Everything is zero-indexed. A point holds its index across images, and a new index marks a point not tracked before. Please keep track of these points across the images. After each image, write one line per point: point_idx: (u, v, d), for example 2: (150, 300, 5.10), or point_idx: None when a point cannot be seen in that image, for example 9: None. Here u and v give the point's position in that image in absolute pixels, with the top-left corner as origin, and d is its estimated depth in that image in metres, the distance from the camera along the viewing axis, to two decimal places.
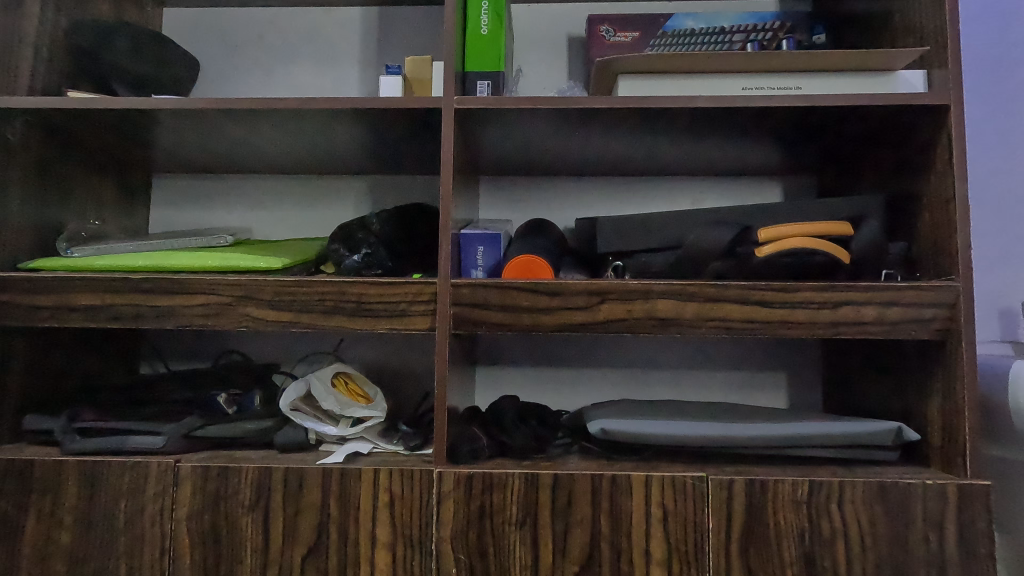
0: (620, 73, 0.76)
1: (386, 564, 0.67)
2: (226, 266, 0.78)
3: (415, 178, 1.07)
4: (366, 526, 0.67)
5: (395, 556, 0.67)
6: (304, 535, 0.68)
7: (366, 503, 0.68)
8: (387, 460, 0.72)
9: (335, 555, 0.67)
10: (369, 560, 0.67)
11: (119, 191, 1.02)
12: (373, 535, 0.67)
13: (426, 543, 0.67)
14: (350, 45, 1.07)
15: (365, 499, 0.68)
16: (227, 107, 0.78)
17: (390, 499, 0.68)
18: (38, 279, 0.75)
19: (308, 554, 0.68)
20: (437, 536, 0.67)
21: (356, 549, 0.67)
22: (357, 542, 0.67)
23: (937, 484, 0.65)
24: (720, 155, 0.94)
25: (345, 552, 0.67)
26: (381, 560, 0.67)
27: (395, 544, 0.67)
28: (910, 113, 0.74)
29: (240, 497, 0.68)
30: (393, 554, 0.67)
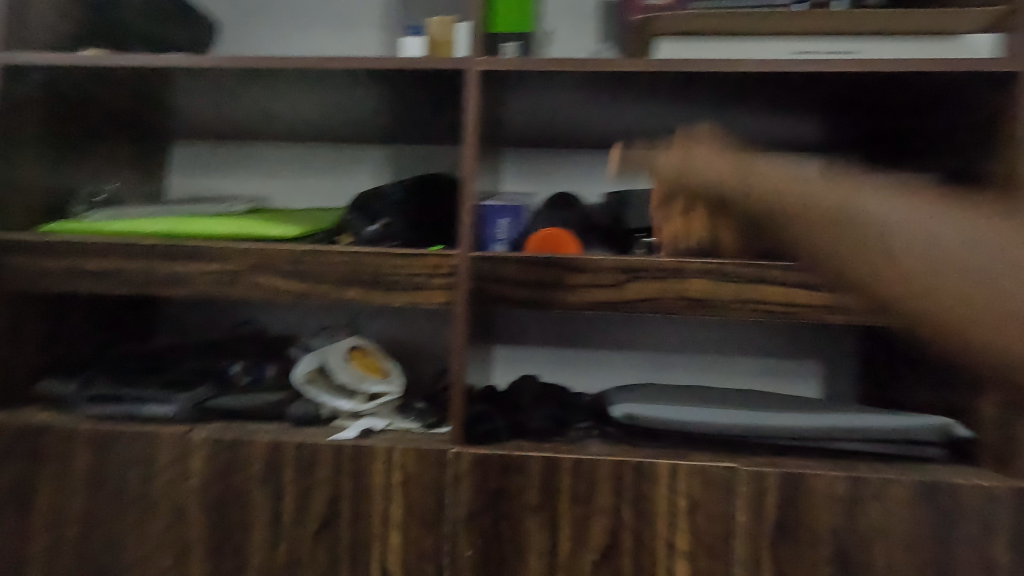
0: (659, 35, 0.70)
1: (398, 545, 0.65)
2: (239, 233, 0.75)
3: (436, 147, 1.03)
4: (379, 504, 0.65)
5: (407, 536, 0.65)
6: (314, 510, 0.66)
7: (379, 480, 0.65)
8: (401, 435, 0.70)
9: (346, 533, 0.66)
10: (381, 539, 0.65)
11: (135, 155, 1.00)
12: (386, 514, 0.65)
13: (440, 525, 0.65)
14: (371, 8, 1.02)
15: (377, 477, 0.66)
16: (242, 66, 0.74)
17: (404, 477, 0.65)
18: (50, 242, 0.74)
19: (319, 531, 0.66)
20: (451, 518, 0.65)
21: (368, 527, 0.65)
22: (369, 520, 0.65)
23: (990, 484, 0.60)
24: (761, 128, 0.88)
25: (357, 528, 0.65)
26: (394, 539, 0.65)
27: (408, 524, 0.65)
28: (977, 82, 0.68)
29: (252, 471, 0.67)
30: (405, 535, 0.65)
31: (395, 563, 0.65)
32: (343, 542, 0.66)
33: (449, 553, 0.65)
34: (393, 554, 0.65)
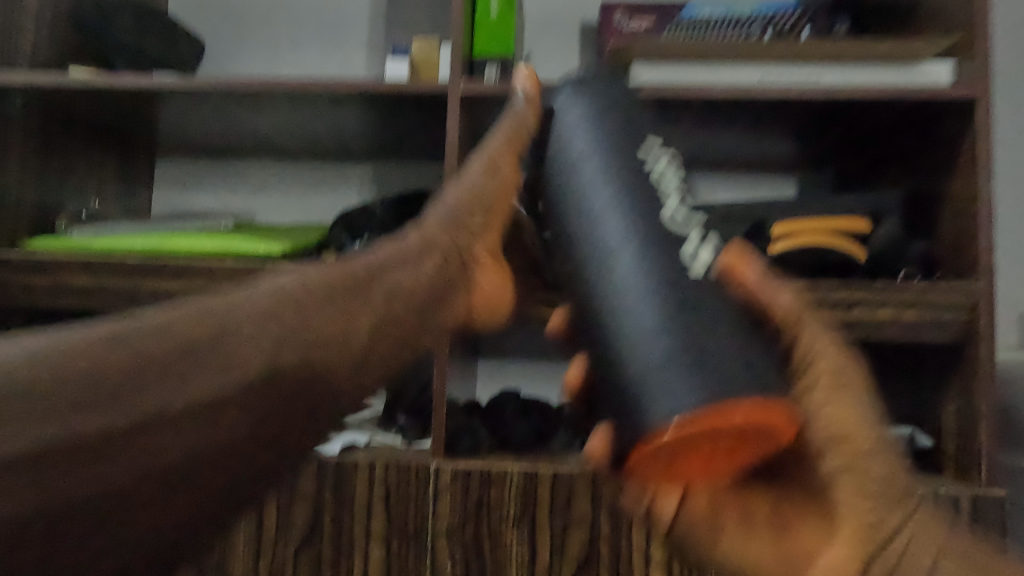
0: (634, 59, 0.73)
1: (402, 320, 0.45)
2: (226, 250, 0.76)
3: (420, 166, 1.05)
4: (400, 283, 0.46)
5: (435, 239, 0.49)
6: (329, 271, 0.44)
7: (416, 270, 0.47)
8: (427, 257, 0.48)
9: (354, 271, 0.45)
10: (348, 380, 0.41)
11: (122, 171, 1.01)
12: (424, 225, 0.50)
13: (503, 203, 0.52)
14: (356, 29, 1.05)
15: (400, 253, 0.48)
16: (228, 87, 0.76)
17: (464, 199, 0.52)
18: (33, 258, 0.74)
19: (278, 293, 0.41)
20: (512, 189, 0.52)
21: (401, 250, 0.48)
22: (395, 251, 0.47)
23: (951, 493, 0.64)
24: (735, 148, 0.92)
25: (371, 258, 0.46)
26: (363, 379, 0.42)
27: (425, 299, 0.47)
28: (935, 108, 0.71)
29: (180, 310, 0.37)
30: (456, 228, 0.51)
31: (368, 317, 0.43)
32: (307, 327, 0.40)
33: (489, 233, 0.52)
34: (383, 288, 0.45)
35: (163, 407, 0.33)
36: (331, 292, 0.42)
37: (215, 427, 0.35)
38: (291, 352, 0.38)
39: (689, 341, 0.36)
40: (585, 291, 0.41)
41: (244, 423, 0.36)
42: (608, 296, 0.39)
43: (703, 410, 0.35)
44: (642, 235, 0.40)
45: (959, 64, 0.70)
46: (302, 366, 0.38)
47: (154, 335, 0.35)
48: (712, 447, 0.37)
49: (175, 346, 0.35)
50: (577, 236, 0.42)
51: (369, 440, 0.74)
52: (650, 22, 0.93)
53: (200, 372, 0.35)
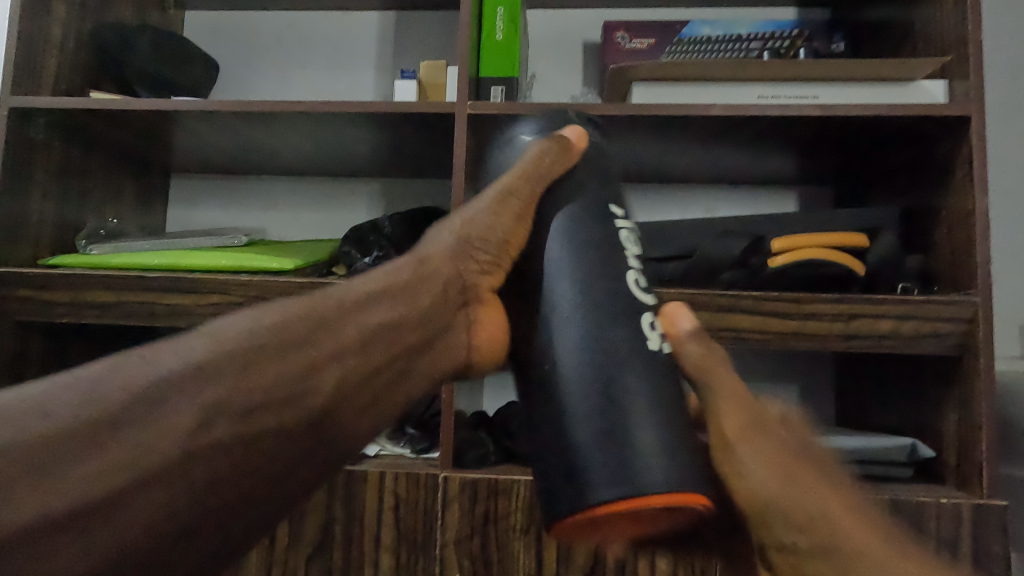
0: (634, 80, 0.76)
1: (381, 349, 0.44)
2: (240, 266, 0.79)
3: (427, 182, 1.07)
4: (374, 322, 0.45)
5: (433, 268, 0.49)
6: (288, 306, 0.44)
7: (395, 305, 0.46)
8: (408, 296, 0.47)
9: (326, 308, 0.45)
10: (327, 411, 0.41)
11: (138, 189, 1.04)
12: (416, 261, 0.50)
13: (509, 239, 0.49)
14: (365, 50, 1.08)
15: (386, 287, 0.47)
16: (243, 109, 0.79)
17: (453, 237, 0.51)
18: (55, 275, 0.77)
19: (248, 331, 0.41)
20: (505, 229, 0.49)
21: (383, 288, 0.47)
22: (371, 286, 0.47)
23: (952, 503, 0.65)
24: (736, 164, 0.94)
25: (350, 294, 0.46)
26: (348, 408, 0.42)
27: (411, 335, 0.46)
28: (930, 125, 0.73)
29: (155, 354, 0.38)
30: (460, 257, 0.50)
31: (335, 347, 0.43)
32: (271, 366, 0.40)
33: (498, 271, 0.50)
34: (356, 323, 0.44)
35: (143, 446, 0.34)
36: (303, 330, 0.42)
37: (198, 465, 0.35)
38: (266, 382, 0.39)
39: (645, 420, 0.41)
40: (540, 348, 0.45)
41: (224, 457, 0.36)
42: (557, 351, 0.44)
43: (622, 498, 0.39)
44: (590, 304, 0.44)
45: (953, 83, 0.71)
46: (276, 397, 0.39)
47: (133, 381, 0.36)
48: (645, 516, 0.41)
49: (151, 386, 0.36)
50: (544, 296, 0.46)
51: (378, 451, 0.76)
52: (652, 40, 0.96)
53: (176, 408, 0.36)
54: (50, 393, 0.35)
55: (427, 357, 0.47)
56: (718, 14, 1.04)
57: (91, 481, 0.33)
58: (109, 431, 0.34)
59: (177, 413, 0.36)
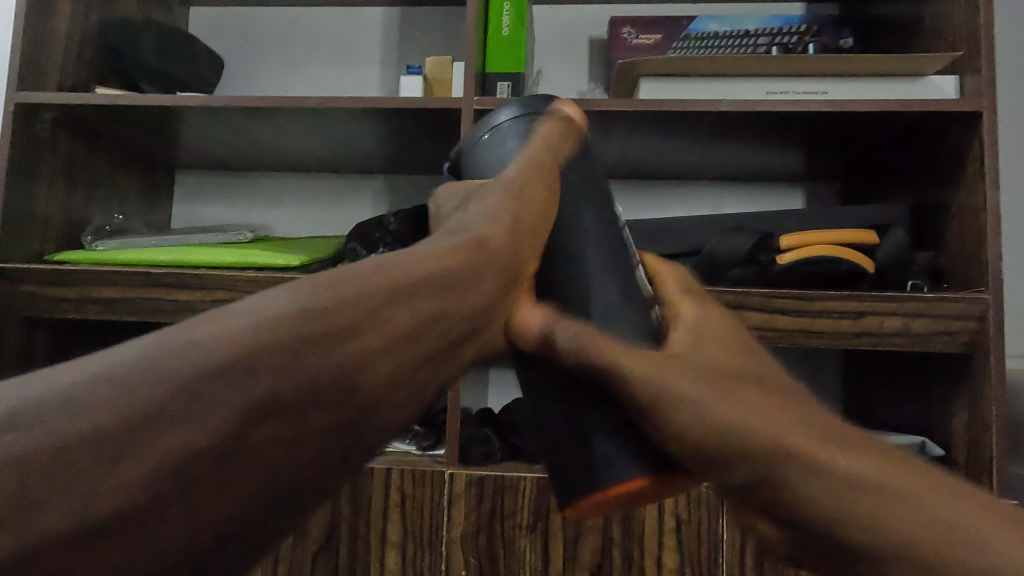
0: (641, 76, 0.75)
1: (434, 342, 0.37)
2: (245, 262, 0.78)
3: (432, 178, 1.07)
4: (428, 311, 0.36)
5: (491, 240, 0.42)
6: (331, 284, 0.34)
7: (452, 292, 0.38)
8: (468, 281, 0.39)
9: (374, 287, 0.35)
10: (367, 419, 0.33)
11: (143, 186, 1.04)
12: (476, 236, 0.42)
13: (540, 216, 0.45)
14: (370, 46, 1.08)
15: (442, 264, 0.38)
16: (248, 105, 0.79)
17: (508, 207, 0.44)
18: (61, 271, 0.77)
19: (283, 319, 0.31)
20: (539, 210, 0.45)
21: (436, 269, 0.38)
22: (430, 267, 0.38)
23: None
24: (742, 161, 0.93)
25: (403, 274, 0.36)
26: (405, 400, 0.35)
27: (467, 324, 0.38)
28: (941, 120, 0.72)
29: (167, 348, 0.29)
30: (519, 234, 0.43)
31: (385, 339, 0.34)
32: (321, 356, 0.31)
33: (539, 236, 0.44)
34: (411, 308, 0.36)
35: (161, 475, 0.26)
36: (350, 317, 0.33)
37: (228, 496, 0.27)
38: (307, 386, 0.30)
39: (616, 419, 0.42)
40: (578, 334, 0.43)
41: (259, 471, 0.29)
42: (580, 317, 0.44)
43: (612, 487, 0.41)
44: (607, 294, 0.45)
45: (964, 78, 0.70)
46: (319, 403, 0.31)
47: (144, 385, 0.27)
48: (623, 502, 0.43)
49: (170, 390, 0.27)
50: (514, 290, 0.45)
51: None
52: (658, 36, 0.95)
53: (202, 421, 0.27)
54: (40, 401, 0.26)
55: (483, 346, 0.40)
56: (724, 10, 1.03)
57: (93, 526, 0.24)
58: (124, 445, 0.26)
59: (201, 426, 0.27)
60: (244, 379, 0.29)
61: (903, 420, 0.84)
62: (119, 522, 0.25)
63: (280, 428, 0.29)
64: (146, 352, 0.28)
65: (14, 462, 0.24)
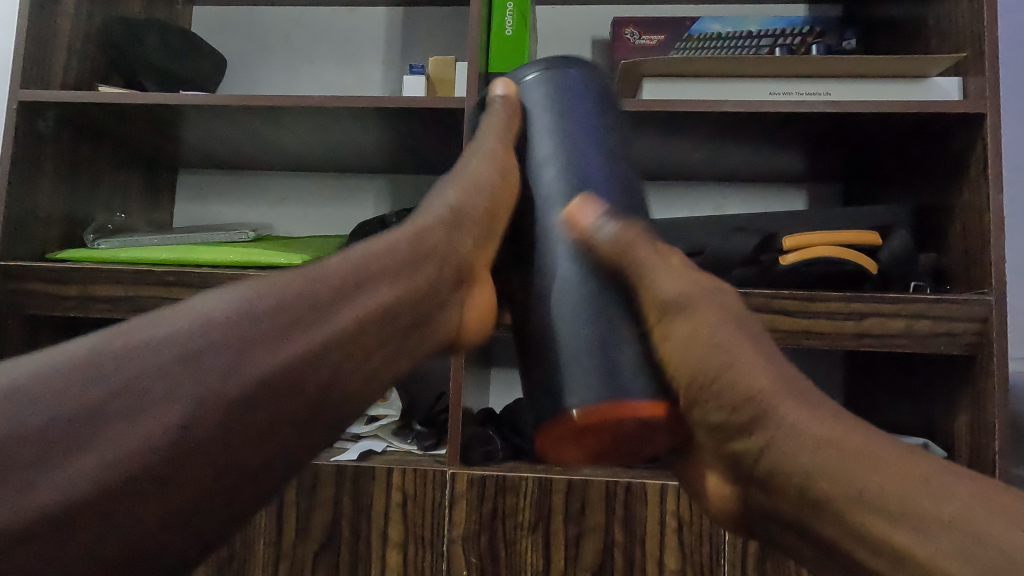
0: (644, 76, 0.75)
1: (379, 329, 0.47)
2: (247, 261, 0.78)
3: (434, 178, 1.07)
4: (371, 302, 0.47)
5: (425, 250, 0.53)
6: (287, 283, 0.45)
7: (393, 283, 0.49)
8: (404, 275, 0.50)
9: (322, 284, 0.46)
10: (324, 391, 0.43)
11: (145, 184, 1.04)
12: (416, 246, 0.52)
13: (486, 206, 0.57)
14: (373, 45, 1.08)
15: (381, 270, 0.49)
16: (251, 103, 0.79)
17: (450, 207, 0.56)
18: (63, 269, 0.77)
19: (248, 308, 0.42)
20: (490, 195, 0.57)
21: (380, 265, 0.49)
22: (366, 262, 0.49)
23: None
24: (745, 161, 0.93)
25: (343, 273, 0.47)
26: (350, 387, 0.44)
27: (407, 314, 0.49)
28: (944, 122, 0.72)
29: (153, 330, 0.39)
30: (454, 229, 0.55)
31: (328, 336, 0.44)
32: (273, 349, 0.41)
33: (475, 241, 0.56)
34: (352, 309, 0.46)
35: (148, 439, 0.35)
36: (301, 308, 0.44)
37: (205, 446, 0.37)
38: (265, 367, 0.40)
39: (588, 336, 0.49)
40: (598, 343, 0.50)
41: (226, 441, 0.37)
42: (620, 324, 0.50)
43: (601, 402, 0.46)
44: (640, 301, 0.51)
45: (967, 79, 0.70)
46: (278, 380, 0.40)
47: (135, 359, 0.37)
48: (608, 432, 0.48)
49: (156, 372, 0.37)
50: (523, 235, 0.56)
51: (385, 446, 0.76)
52: (661, 37, 0.95)
53: (173, 386, 0.37)
54: (59, 370, 0.36)
55: (421, 333, 0.51)
56: (727, 11, 1.03)
57: (104, 459, 0.34)
58: (121, 416, 0.36)
59: (178, 401, 0.37)
60: (204, 358, 0.39)
61: (906, 421, 0.84)
62: (123, 460, 0.35)
63: (238, 399, 0.38)
64: (132, 333, 0.39)
65: (59, 411, 0.35)
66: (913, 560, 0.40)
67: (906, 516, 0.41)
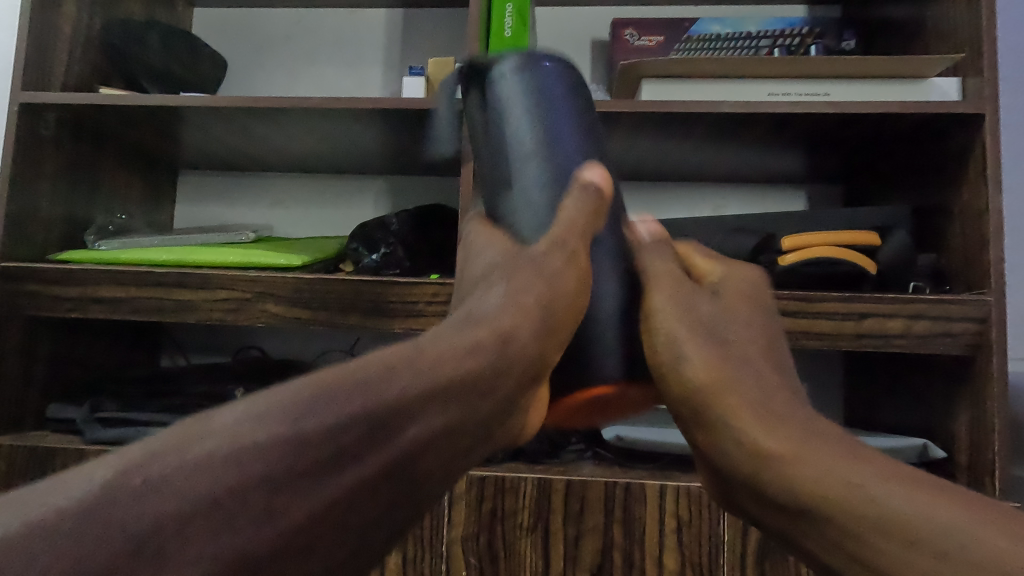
0: (643, 77, 0.75)
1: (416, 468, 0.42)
2: (247, 262, 0.79)
3: (434, 179, 1.07)
4: (417, 435, 0.42)
5: (506, 355, 0.48)
6: (352, 392, 0.40)
7: (445, 409, 0.43)
8: (455, 399, 0.44)
9: (373, 413, 0.40)
10: (358, 534, 0.39)
11: (146, 186, 1.05)
12: (495, 335, 0.49)
13: (565, 309, 0.51)
14: (373, 46, 1.08)
15: (453, 381, 0.44)
16: (251, 105, 0.79)
17: (520, 309, 0.50)
18: (64, 270, 0.77)
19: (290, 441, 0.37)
20: (573, 298, 0.51)
21: (449, 379, 0.44)
22: (418, 384, 0.43)
23: None
24: (744, 162, 0.93)
25: (398, 389, 0.42)
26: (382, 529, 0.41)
27: (459, 439, 0.45)
28: (942, 122, 0.72)
29: (181, 457, 0.34)
30: (543, 334, 0.50)
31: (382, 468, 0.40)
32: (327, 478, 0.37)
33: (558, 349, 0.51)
34: (407, 436, 0.41)
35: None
36: (349, 445, 0.38)
37: None
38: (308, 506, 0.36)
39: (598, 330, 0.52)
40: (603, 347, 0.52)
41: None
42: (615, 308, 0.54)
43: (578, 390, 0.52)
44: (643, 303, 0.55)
45: (966, 79, 0.70)
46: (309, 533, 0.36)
47: (166, 487, 0.32)
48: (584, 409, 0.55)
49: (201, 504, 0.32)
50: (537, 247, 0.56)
51: None
52: (660, 38, 0.95)
53: (212, 530, 0.32)
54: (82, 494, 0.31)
55: (467, 453, 0.46)
56: (727, 12, 1.04)
57: None
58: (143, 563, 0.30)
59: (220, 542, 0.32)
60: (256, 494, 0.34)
61: (905, 421, 0.84)
62: None
63: (272, 552, 0.34)
64: (151, 461, 0.34)
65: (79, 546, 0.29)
66: (912, 558, 0.40)
67: (854, 508, 0.43)
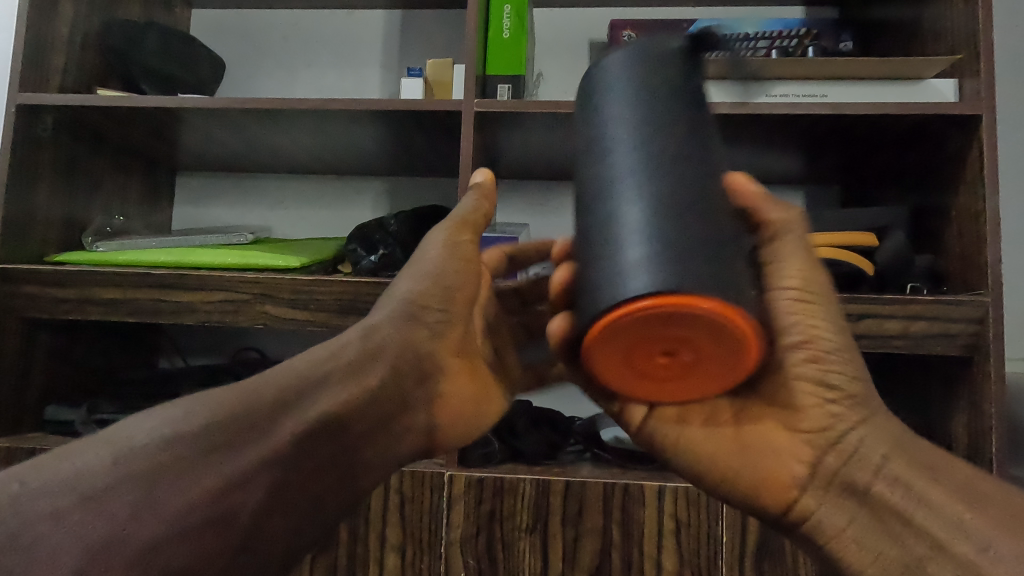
0: None
1: (294, 468, 0.44)
2: (245, 264, 0.78)
3: (433, 180, 1.07)
4: (312, 415, 0.45)
5: (382, 339, 0.50)
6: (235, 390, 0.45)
7: (334, 393, 0.47)
8: (341, 385, 0.47)
9: (251, 404, 0.44)
10: (261, 509, 0.42)
11: (144, 188, 1.05)
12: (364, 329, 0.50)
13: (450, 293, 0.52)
14: (371, 47, 1.08)
15: (337, 370, 0.47)
16: (249, 106, 0.79)
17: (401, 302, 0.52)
18: (62, 272, 0.77)
19: (137, 453, 0.40)
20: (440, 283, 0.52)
21: (335, 366, 0.48)
22: (298, 376, 0.46)
23: None
24: (743, 163, 0.93)
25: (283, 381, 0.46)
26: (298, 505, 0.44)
27: (368, 419, 0.48)
28: (940, 123, 0.72)
29: (36, 480, 0.37)
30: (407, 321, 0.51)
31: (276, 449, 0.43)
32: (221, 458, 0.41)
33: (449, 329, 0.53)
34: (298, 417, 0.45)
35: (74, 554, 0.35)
36: (231, 432, 0.42)
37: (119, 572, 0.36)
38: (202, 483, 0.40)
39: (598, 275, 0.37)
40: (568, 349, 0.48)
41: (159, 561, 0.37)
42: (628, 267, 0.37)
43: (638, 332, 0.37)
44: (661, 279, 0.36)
45: (963, 81, 0.71)
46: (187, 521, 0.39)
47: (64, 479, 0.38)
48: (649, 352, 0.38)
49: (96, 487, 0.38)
50: (601, 263, 0.37)
51: None
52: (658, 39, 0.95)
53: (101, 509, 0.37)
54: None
55: (381, 431, 0.49)
56: (724, 13, 1.04)
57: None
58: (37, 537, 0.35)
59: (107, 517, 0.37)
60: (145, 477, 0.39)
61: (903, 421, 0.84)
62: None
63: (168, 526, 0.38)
64: (36, 468, 0.38)
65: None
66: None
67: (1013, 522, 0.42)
